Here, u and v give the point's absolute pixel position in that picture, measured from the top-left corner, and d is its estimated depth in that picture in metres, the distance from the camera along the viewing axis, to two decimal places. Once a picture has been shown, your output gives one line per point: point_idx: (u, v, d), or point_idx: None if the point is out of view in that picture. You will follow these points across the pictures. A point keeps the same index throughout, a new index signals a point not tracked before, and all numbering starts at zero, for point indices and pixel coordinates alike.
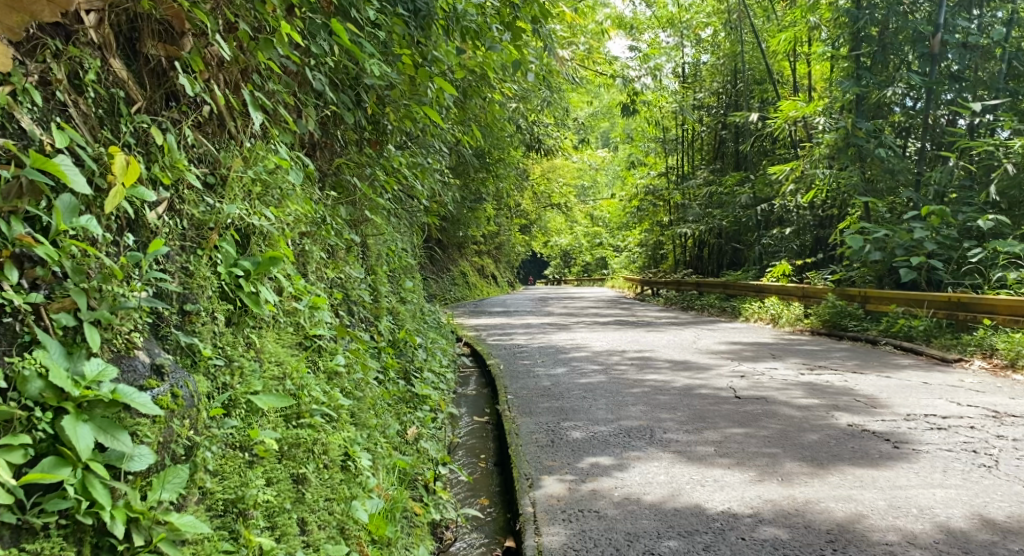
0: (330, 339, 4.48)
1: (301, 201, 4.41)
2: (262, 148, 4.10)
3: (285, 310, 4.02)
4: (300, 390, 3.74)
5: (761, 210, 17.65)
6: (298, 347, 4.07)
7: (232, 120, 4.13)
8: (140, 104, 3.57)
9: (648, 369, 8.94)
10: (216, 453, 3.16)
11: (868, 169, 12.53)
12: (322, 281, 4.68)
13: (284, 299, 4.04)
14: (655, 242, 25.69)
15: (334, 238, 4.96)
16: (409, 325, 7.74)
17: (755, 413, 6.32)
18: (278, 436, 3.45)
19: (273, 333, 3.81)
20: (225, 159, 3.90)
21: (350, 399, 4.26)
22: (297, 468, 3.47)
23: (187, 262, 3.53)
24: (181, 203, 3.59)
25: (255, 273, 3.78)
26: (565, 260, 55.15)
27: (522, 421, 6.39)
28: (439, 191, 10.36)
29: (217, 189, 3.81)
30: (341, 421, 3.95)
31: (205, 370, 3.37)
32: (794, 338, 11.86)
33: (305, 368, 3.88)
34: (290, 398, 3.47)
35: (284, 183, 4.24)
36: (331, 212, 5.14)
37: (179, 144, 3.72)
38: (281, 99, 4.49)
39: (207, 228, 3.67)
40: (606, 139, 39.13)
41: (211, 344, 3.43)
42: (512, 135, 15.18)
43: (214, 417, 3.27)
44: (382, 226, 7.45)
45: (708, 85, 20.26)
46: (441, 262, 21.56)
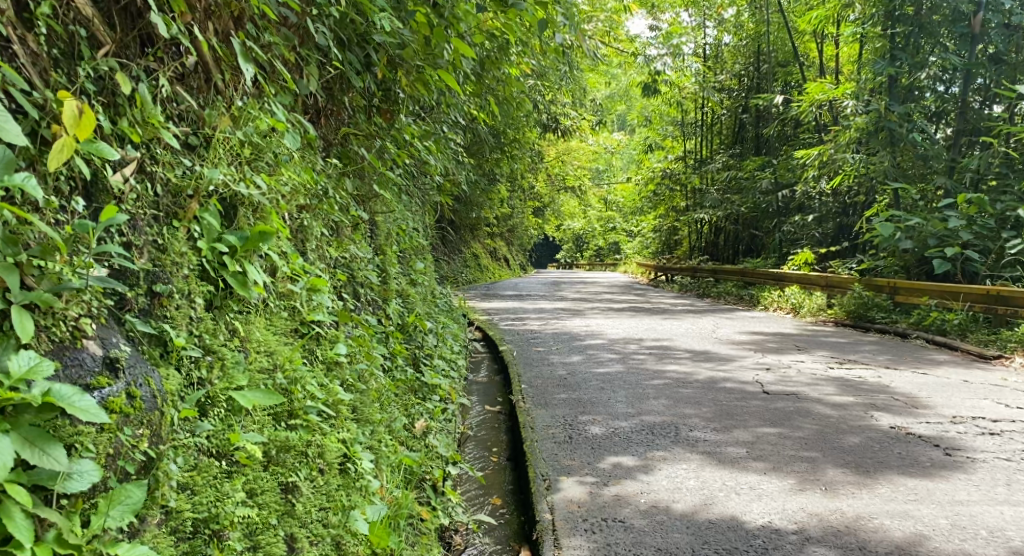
0: (330, 325, 4.11)
1: (299, 170, 4.02)
2: (253, 108, 3.70)
3: (279, 294, 3.65)
4: (291, 384, 3.39)
5: (783, 196, 17.17)
6: (294, 335, 3.70)
7: (220, 72, 3.72)
8: (107, 48, 3.15)
9: (668, 359, 8.54)
10: (184, 465, 2.82)
11: (899, 154, 12.06)
12: (324, 260, 4.30)
13: (278, 281, 3.66)
14: (670, 227, 25.22)
15: (337, 212, 4.58)
16: (419, 309, 7.36)
17: (787, 410, 5.92)
18: (263, 439, 3.09)
19: (262, 320, 3.44)
20: (210, 117, 3.51)
21: (351, 392, 3.88)
22: (286, 476, 3.11)
23: (159, 235, 3.13)
24: (154, 164, 3.21)
25: (243, 249, 3.38)
26: (577, 244, 54.66)
27: (536, 413, 6.00)
28: (452, 169, 9.96)
29: (200, 150, 3.43)
30: (339, 419, 3.59)
31: (177, 362, 2.99)
32: (819, 329, 11.41)
33: (299, 360, 3.53)
34: (277, 395, 3.11)
35: (278, 147, 3.84)
36: (335, 184, 4.74)
37: (154, 97, 3.32)
38: (279, 53, 4.06)
39: (184, 195, 3.29)
40: (622, 123, 38.58)
41: (187, 333, 3.06)
42: (529, 113, 14.75)
43: (186, 419, 2.90)
44: (391, 203, 7.06)
45: (730, 67, 19.76)
46: (452, 243, 21.16)
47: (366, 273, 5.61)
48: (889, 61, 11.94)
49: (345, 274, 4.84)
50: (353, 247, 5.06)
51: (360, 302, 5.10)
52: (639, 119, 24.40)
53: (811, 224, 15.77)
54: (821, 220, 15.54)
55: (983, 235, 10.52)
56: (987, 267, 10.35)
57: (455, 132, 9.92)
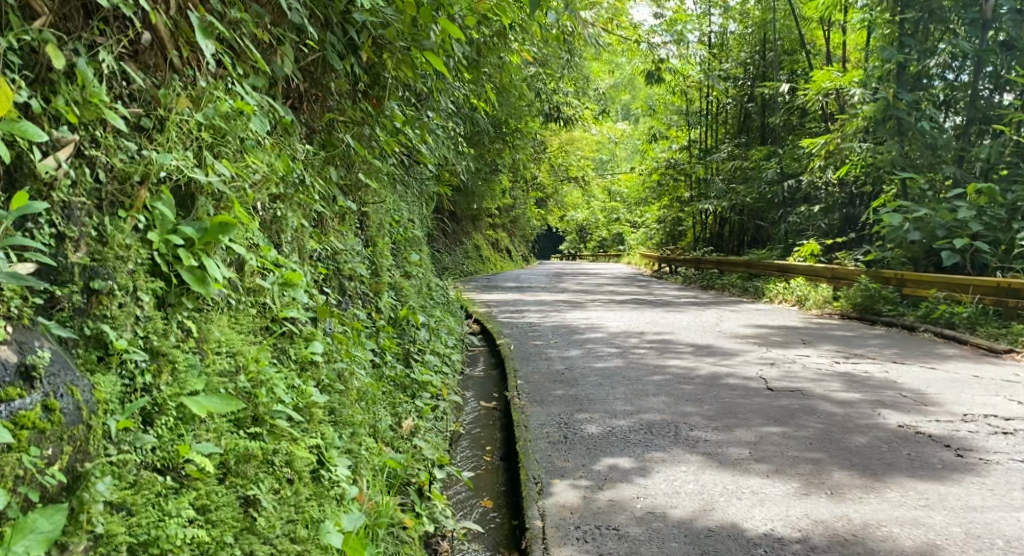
0: (307, 322, 3.95)
1: (271, 160, 3.83)
2: (216, 90, 3.52)
3: (246, 290, 3.52)
4: (256, 388, 3.27)
5: (789, 187, 16.92)
6: (263, 333, 3.58)
7: (177, 48, 3.52)
8: (43, 19, 2.97)
9: (669, 353, 8.33)
10: (117, 484, 2.64)
11: (907, 143, 11.81)
12: (303, 254, 4.14)
13: (246, 277, 3.53)
14: (674, 218, 24.98)
15: (318, 204, 4.40)
16: (413, 302, 7.16)
17: (791, 409, 5.70)
18: (218, 450, 2.95)
19: (226, 317, 3.32)
20: (164, 98, 3.33)
21: (327, 394, 3.72)
22: (246, 488, 2.97)
23: (100, 224, 2.97)
24: (94, 148, 3.04)
25: (202, 242, 3.20)
26: (581, 236, 54.42)
27: (531, 411, 5.80)
28: (451, 158, 9.75)
29: (153, 135, 3.25)
30: (312, 423, 3.45)
31: (118, 366, 2.85)
32: (824, 322, 11.17)
33: (266, 361, 3.41)
34: (236, 401, 3.00)
35: (245, 132, 3.64)
36: (316, 172, 4.56)
37: (99, 75, 3.15)
38: (248, 31, 3.83)
39: (132, 182, 3.11)
40: (627, 113, 38.30)
41: (130, 334, 2.92)
42: (531, 102, 14.52)
43: (125, 430, 2.76)
44: (384, 193, 6.86)
45: (736, 56, 19.49)
46: (453, 234, 20.95)
47: (354, 266, 5.43)
48: (897, 47, 11.66)
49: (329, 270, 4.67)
50: (336, 241, 4.90)
51: (344, 297, 4.93)
52: (643, 109, 24.14)
53: (817, 215, 15.52)
54: (826, 211, 15.29)
55: (993, 226, 10.28)
56: (996, 259, 10.19)
57: (453, 121, 9.70)
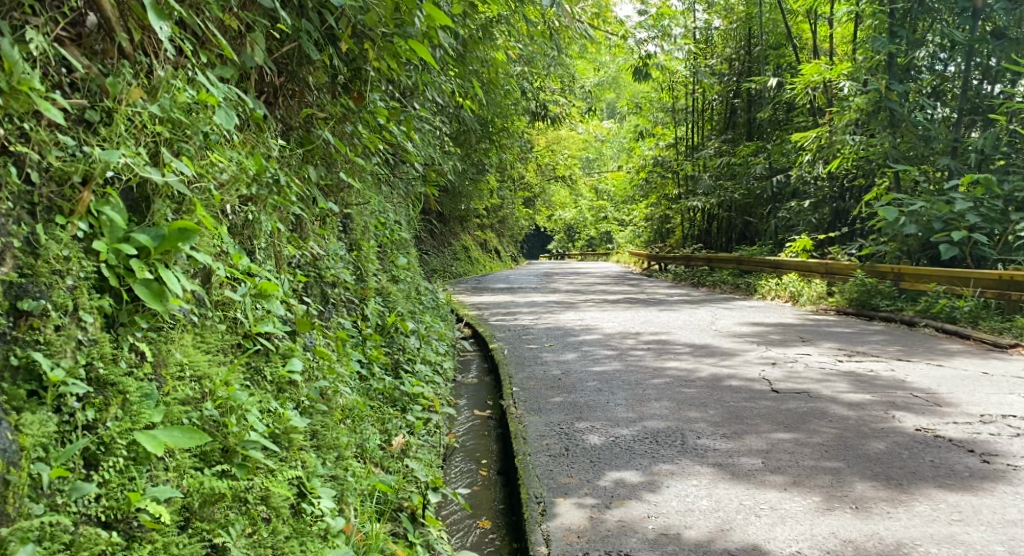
0: (284, 336, 3.68)
1: (242, 161, 3.54)
2: (173, 80, 3.19)
3: (213, 305, 3.24)
4: (225, 416, 3.01)
5: (778, 182, 16.72)
6: (232, 352, 3.29)
7: (126, 30, 3.17)
8: None
9: (667, 355, 8.06)
10: (46, 547, 2.40)
11: (901, 135, 11.60)
12: (279, 261, 3.86)
13: (214, 290, 3.25)
14: (662, 216, 24.78)
15: (296, 206, 4.12)
16: (402, 308, 6.86)
17: (800, 412, 5.43)
18: (176, 495, 2.69)
19: (192, 338, 3.05)
20: (113, 87, 3.01)
21: (306, 417, 3.46)
22: (214, 535, 2.71)
23: (32, 233, 2.67)
24: (26, 144, 2.72)
25: (158, 251, 2.89)
26: (569, 235, 54.23)
27: (529, 421, 5.49)
28: (437, 158, 9.45)
29: (98, 130, 2.94)
30: (290, 451, 3.20)
31: (54, 401, 2.58)
32: (821, 319, 10.95)
33: (235, 384, 3.14)
34: (200, 435, 2.72)
35: (209, 126, 3.32)
36: (292, 171, 4.28)
37: (32, 60, 2.82)
38: (213, 14, 3.50)
39: (72, 183, 2.79)
40: (613, 111, 38.12)
41: (71, 362, 2.64)
42: (517, 101, 14.24)
43: (62, 477, 2.52)
44: (369, 194, 6.54)
45: (721, 51, 19.26)
46: (440, 235, 20.69)
47: (336, 271, 5.14)
48: (889, 37, 11.41)
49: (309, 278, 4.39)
50: (317, 246, 4.61)
51: (326, 305, 4.64)
52: (628, 106, 23.90)
53: (808, 210, 15.31)
54: (817, 205, 15.07)
55: (991, 217, 10.07)
56: (996, 252, 9.94)
57: (438, 120, 9.39)
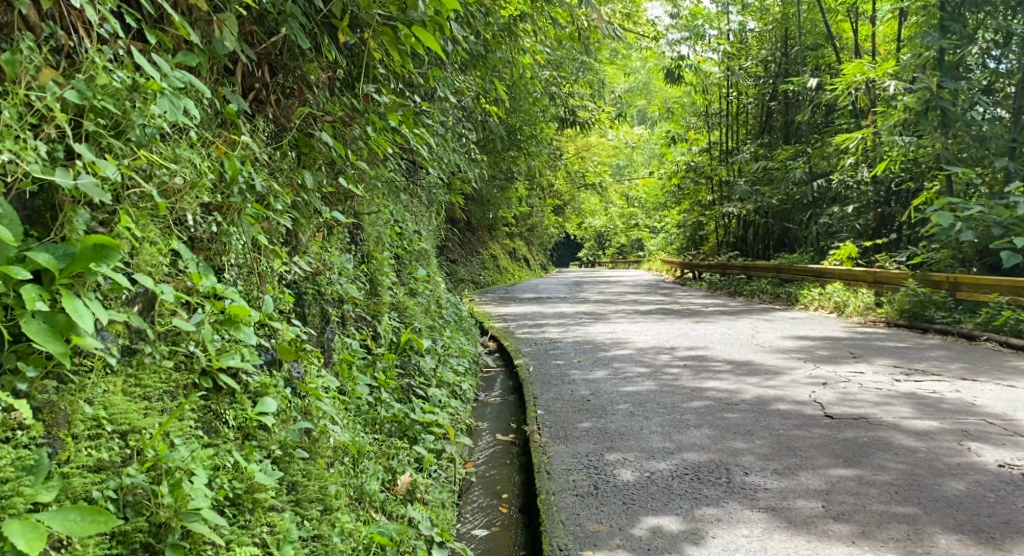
0: (258, 369, 3.32)
1: (196, 170, 3.17)
2: (95, 58, 2.77)
3: (159, 346, 2.91)
4: (157, 480, 2.63)
5: (818, 186, 16.03)
6: (177, 395, 2.92)
7: None
8: None
9: (706, 373, 7.50)
10: None
11: (953, 135, 10.93)
12: (262, 280, 3.48)
13: (156, 324, 2.92)
14: (695, 222, 24.13)
15: (284, 216, 3.72)
16: (420, 324, 6.38)
17: (861, 443, 4.85)
18: None
19: (119, 384, 2.71)
20: (11, 67, 2.57)
21: (281, 468, 3.11)
22: None
23: None
24: None
25: (65, 273, 2.51)
26: (599, 242, 53.55)
27: (554, 450, 4.99)
28: (460, 164, 8.96)
29: None
30: (255, 514, 2.85)
31: None
32: (871, 332, 10.31)
33: (174, 440, 2.77)
34: (106, 519, 2.34)
35: (151, 120, 2.91)
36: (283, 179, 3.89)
37: None
38: None
39: None
40: (644, 117, 37.57)
41: None
42: (545, 107, 13.78)
43: None
44: (382, 203, 6.09)
45: (757, 53, 18.63)
46: (468, 243, 20.27)
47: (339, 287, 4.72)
48: (939, 32, 10.74)
49: (308, 298, 4.01)
50: (319, 262, 4.21)
51: (329, 326, 4.20)
52: (660, 111, 23.33)
53: (851, 215, 14.63)
54: (861, 210, 14.39)
55: None
56: None
57: (459, 125, 8.92)
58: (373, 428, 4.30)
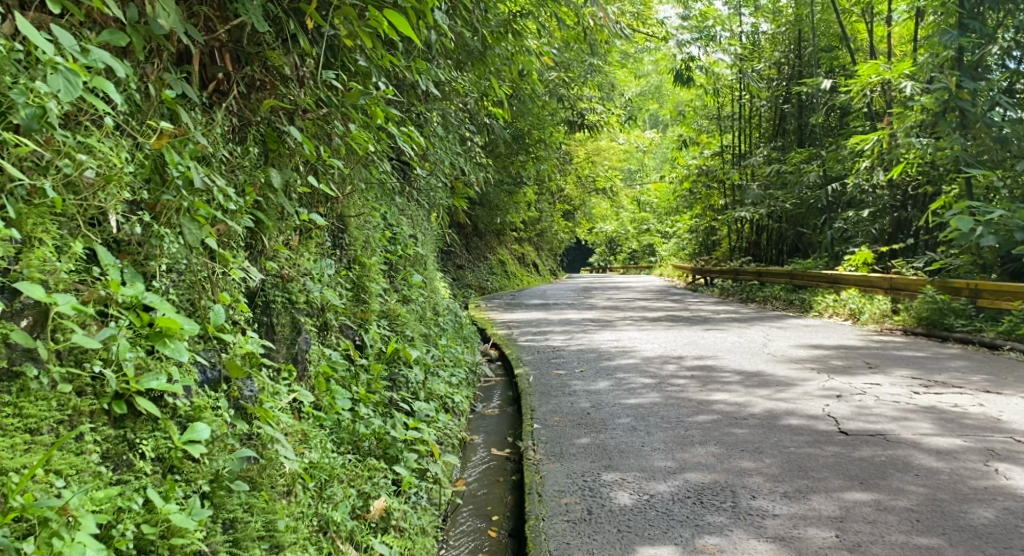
0: (199, 389, 3.19)
1: (108, 171, 3.01)
2: None
3: (52, 371, 2.75)
4: (31, 531, 2.50)
5: (832, 190, 15.62)
6: (73, 425, 2.77)
7: None
8: None
9: (714, 385, 7.15)
10: None
11: (972, 136, 10.57)
12: (206, 290, 3.35)
13: (50, 344, 2.74)
14: (707, 228, 23.73)
15: (243, 220, 3.59)
16: (412, 333, 6.06)
17: (878, 463, 4.50)
18: None
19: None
20: None
21: (215, 506, 3.02)
22: None
23: None
24: None
25: None
26: (610, 247, 53.09)
27: (548, 470, 4.65)
28: (460, 166, 8.66)
29: None
30: None
31: None
32: (888, 341, 9.93)
33: (56, 480, 2.62)
34: None
35: (37, 106, 2.74)
36: (241, 181, 3.69)
37: None
38: None
39: None
40: (656, 122, 37.16)
41: None
42: (553, 110, 13.47)
43: None
44: (371, 205, 5.79)
45: (769, 56, 18.22)
46: (475, 248, 19.97)
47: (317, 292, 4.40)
48: (958, 30, 10.35)
49: (277, 305, 3.86)
50: (288, 267, 4.03)
51: (300, 335, 3.98)
52: (671, 114, 22.94)
53: (866, 220, 14.21)
54: (876, 215, 13.98)
55: None
56: None
57: (460, 127, 8.61)
58: (343, 445, 4.01)
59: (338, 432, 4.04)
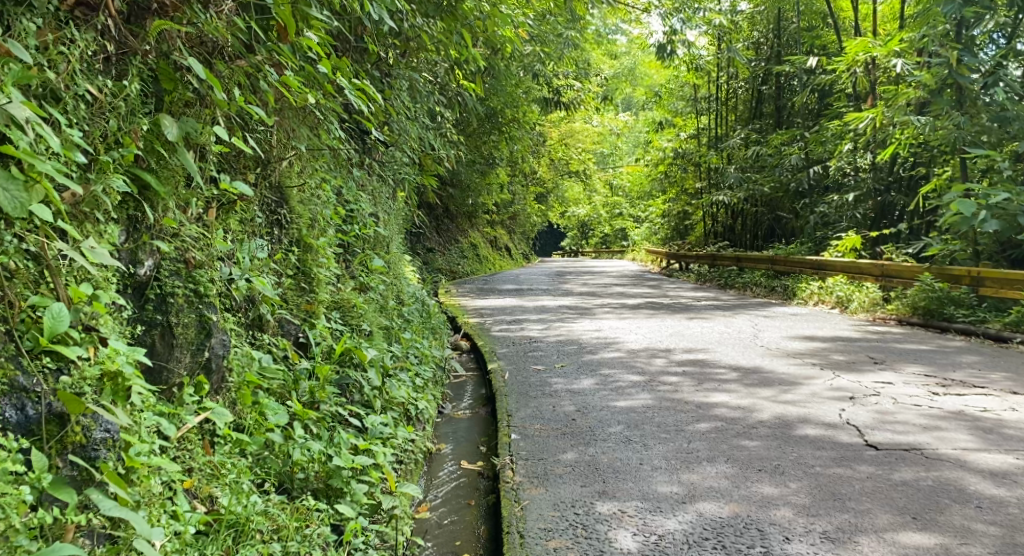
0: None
1: None
2: None
3: None
4: None
5: (814, 173, 14.91)
6: None
7: None
8: None
9: (711, 383, 6.38)
10: None
11: (969, 115, 9.72)
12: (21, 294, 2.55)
13: None
14: (681, 212, 23.03)
15: (101, 185, 2.79)
16: (370, 326, 5.18)
17: (927, 489, 3.76)
18: None
19: None
20: None
21: None
22: None
23: None
24: None
25: None
26: (582, 232, 52.36)
27: (532, 497, 3.84)
28: (429, 141, 7.74)
29: None
30: None
31: None
32: (885, 332, 9.22)
33: None
34: None
35: None
36: (108, 137, 2.90)
37: None
38: None
39: None
40: (628, 104, 36.32)
41: None
42: (528, 85, 12.57)
43: None
44: (319, 177, 4.92)
45: (748, 36, 17.39)
46: (445, 231, 19.13)
47: (245, 284, 3.65)
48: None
49: (178, 300, 3.12)
50: (196, 250, 3.28)
51: (211, 338, 3.24)
52: (646, 95, 22.12)
53: (850, 204, 13.54)
54: (860, 198, 13.30)
55: None
56: None
57: (430, 99, 7.68)
58: (266, 481, 3.24)
59: (266, 462, 3.30)
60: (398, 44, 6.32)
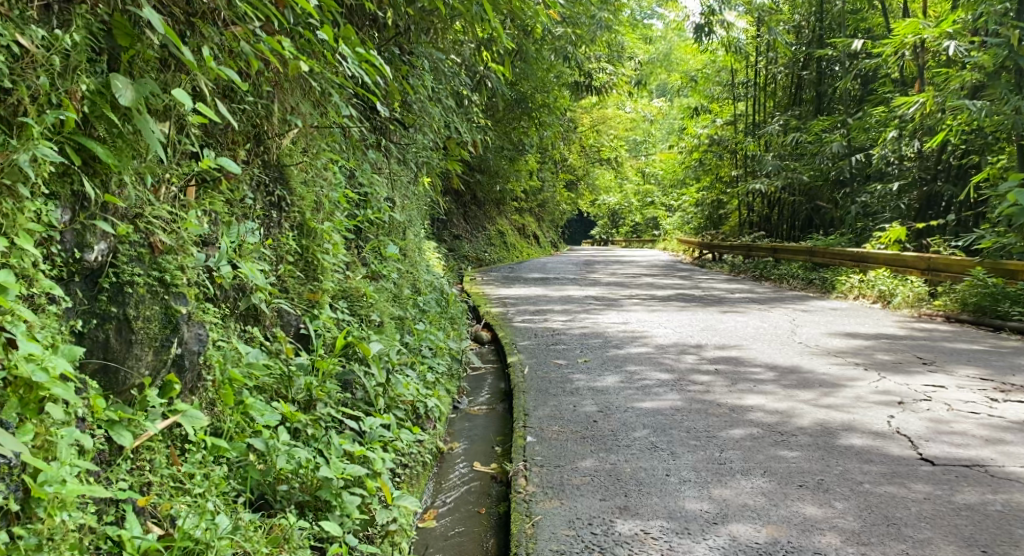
0: None
1: None
2: None
3: None
4: None
5: (856, 162, 14.26)
6: None
7: None
8: None
9: (747, 383, 5.94)
10: None
11: None
12: None
13: None
14: (715, 200, 22.41)
15: (21, 154, 2.49)
16: (381, 316, 4.80)
17: (996, 514, 3.37)
18: None
19: None
20: None
21: None
22: None
23: None
24: None
25: None
26: (613, 220, 51.65)
27: (546, 512, 3.46)
28: (450, 123, 7.31)
29: None
30: None
31: None
32: (932, 330, 8.67)
33: None
34: None
35: None
36: (42, 96, 2.61)
37: None
38: None
39: None
40: (662, 90, 35.53)
41: None
42: (558, 68, 12.06)
43: None
44: (327, 156, 4.54)
45: (789, 19, 16.69)
46: (472, 217, 18.71)
47: (231, 272, 3.34)
48: None
49: (137, 291, 2.85)
50: (165, 234, 3.00)
51: (179, 333, 2.95)
52: (681, 80, 21.44)
53: (893, 194, 12.91)
54: (905, 188, 12.66)
55: None
56: None
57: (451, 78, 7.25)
58: (240, 496, 2.93)
59: (245, 472, 2.99)
60: (413, 16, 5.90)
